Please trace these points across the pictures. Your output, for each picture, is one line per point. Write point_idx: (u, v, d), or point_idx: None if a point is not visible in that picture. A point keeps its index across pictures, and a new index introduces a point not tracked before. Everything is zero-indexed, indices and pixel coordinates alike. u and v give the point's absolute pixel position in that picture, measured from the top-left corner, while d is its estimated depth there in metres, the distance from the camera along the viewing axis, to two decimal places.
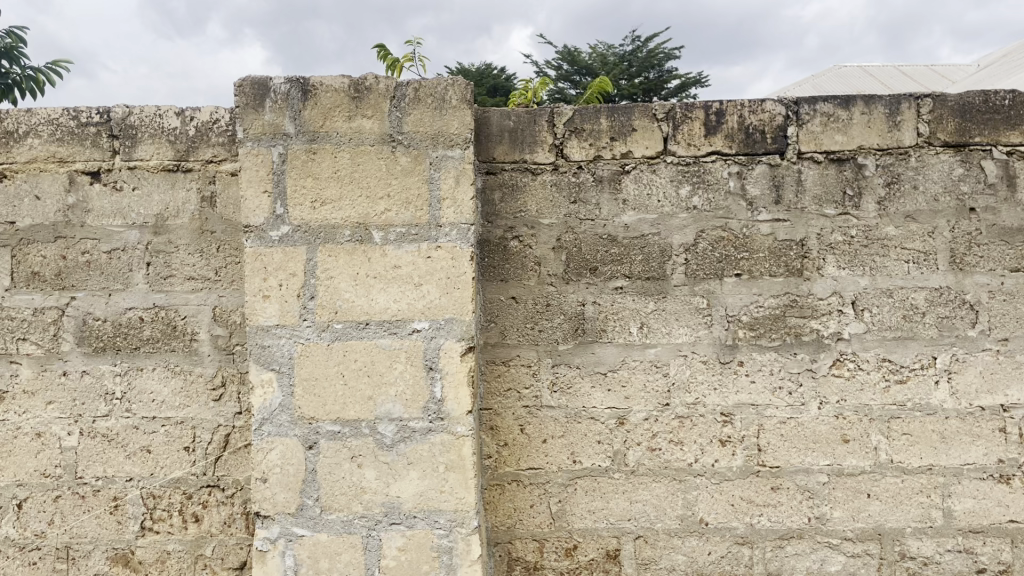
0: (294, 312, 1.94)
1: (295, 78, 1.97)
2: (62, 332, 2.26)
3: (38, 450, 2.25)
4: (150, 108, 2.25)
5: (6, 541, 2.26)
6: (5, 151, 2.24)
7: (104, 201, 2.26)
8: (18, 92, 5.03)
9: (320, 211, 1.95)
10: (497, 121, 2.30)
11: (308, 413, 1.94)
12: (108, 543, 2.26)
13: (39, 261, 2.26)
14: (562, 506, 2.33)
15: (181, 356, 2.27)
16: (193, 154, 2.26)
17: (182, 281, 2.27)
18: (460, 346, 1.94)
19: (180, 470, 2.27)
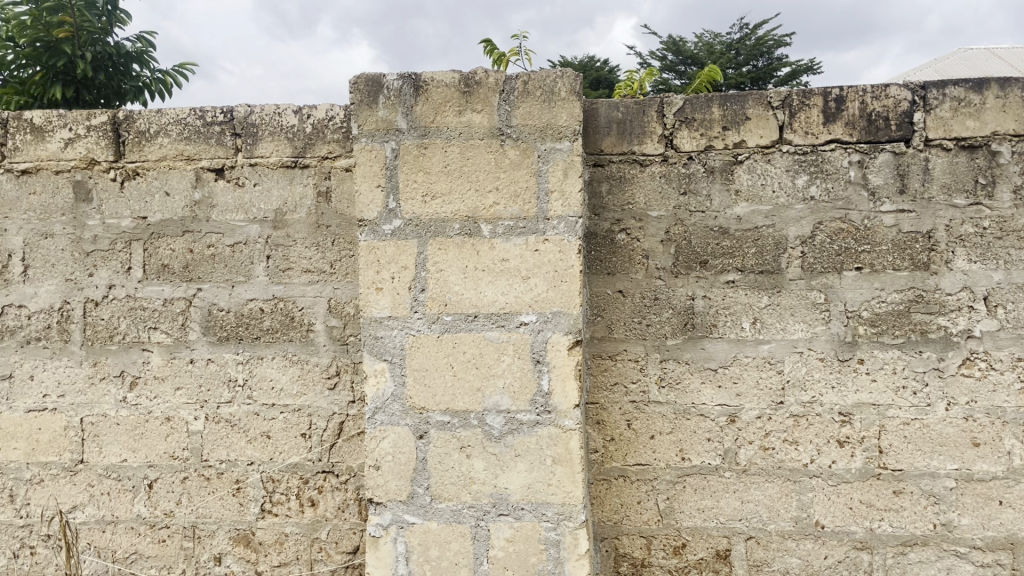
0: (405, 303, 1.98)
1: (407, 74, 2.00)
2: (190, 321, 2.38)
3: (168, 434, 2.38)
4: (270, 107, 2.35)
5: (138, 519, 2.38)
6: (138, 150, 2.37)
7: (228, 197, 2.37)
8: (148, 94, 5.32)
9: (431, 205, 1.98)
10: (605, 113, 2.27)
11: (418, 402, 1.98)
12: (230, 523, 2.37)
13: (168, 255, 2.38)
14: (670, 504, 2.29)
15: (299, 345, 2.36)
16: (310, 151, 2.34)
17: (299, 274, 2.36)
18: (567, 340, 1.94)
19: (297, 456, 2.35)
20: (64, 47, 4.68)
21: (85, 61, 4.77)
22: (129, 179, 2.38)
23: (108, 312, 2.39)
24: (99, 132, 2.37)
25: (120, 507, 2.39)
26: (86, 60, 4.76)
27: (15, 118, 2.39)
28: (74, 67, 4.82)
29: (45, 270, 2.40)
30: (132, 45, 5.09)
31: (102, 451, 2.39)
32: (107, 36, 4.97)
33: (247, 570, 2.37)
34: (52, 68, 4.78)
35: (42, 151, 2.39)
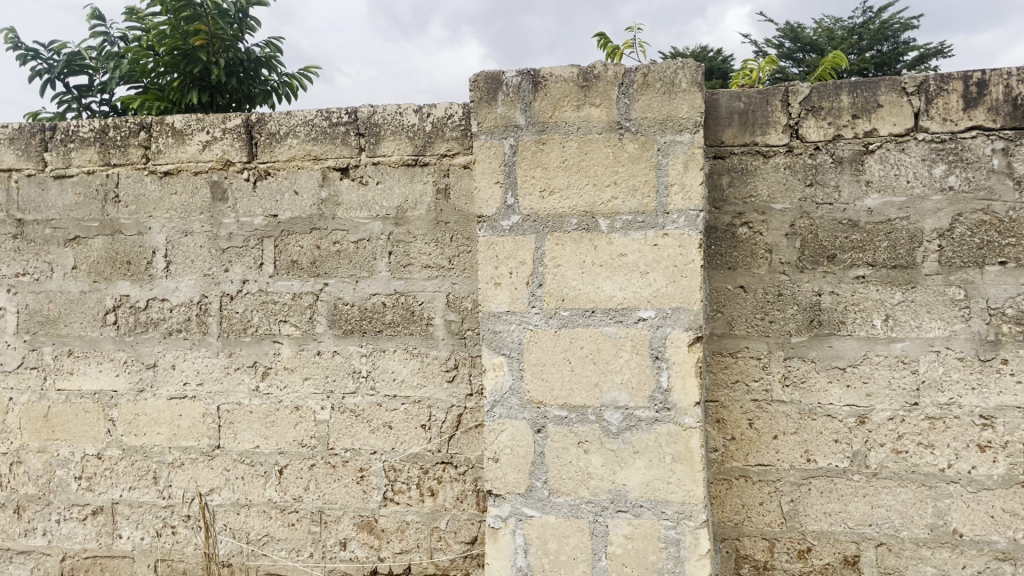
0: (523, 298, 2.00)
1: (526, 71, 2.01)
2: (317, 315, 2.48)
3: (297, 422, 2.49)
4: (392, 107, 2.41)
5: (269, 502, 2.50)
6: (270, 151, 2.49)
7: (352, 195, 2.45)
8: (276, 97, 5.57)
9: (549, 200, 1.99)
10: (726, 104, 2.21)
11: (536, 397, 1.99)
12: (355, 510, 2.45)
13: (296, 251, 2.49)
14: (794, 506, 2.22)
15: (419, 339, 2.42)
16: (430, 149, 2.39)
17: (419, 269, 2.42)
18: (688, 336, 1.90)
19: (418, 446, 2.42)
20: (200, 55, 4.94)
21: (218, 67, 5.03)
22: (261, 179, 2.50)
23: (242, 306, 2.52)
24: (233, 135, 2.50)
25: (253, 491, 2.51)
26: (219, 66, 5.01)
27: (158, 123, 2.54)
28: (209, 73, 5.09)
29: (185, 265, 2.55)
30: (260, 51, 5.33)
31: (237, 437, 2.52)
32: (238, 43, 5.21)
33: (370, 555, 2.45)
34: (189, 74, 5.06)
35: (183, 154, 2.53)
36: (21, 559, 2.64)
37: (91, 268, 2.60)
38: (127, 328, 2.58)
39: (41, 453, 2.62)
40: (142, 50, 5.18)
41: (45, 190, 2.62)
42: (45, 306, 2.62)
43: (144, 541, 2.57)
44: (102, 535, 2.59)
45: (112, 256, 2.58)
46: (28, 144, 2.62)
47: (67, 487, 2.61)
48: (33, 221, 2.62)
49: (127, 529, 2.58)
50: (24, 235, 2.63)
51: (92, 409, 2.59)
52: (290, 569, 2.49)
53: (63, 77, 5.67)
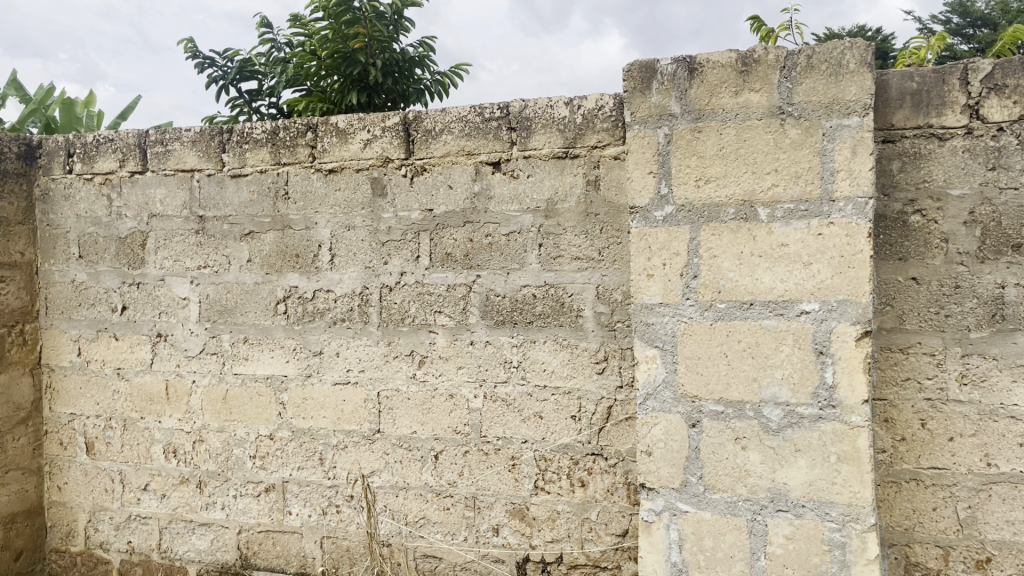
0: (677, 290, 1.96)
1: (682, 58, 1.97)
2: (470, 306, 2.54)
3: (451, 410, 2.56)
4: (543, 100, 2.43)
5: (426, 486, 2.59)
6: (425, 147, 2.56)
7: (504, 188, 2.49)
8: (429, 95, 5.74)
9: (705, 189, 1.94)
10: (897, 84, 2.08)
11: (691, 390, 1.95)
12: (507, 497, 2.50)
13: (451, 244, 2.55)
14: (972, 513, 2.08)
15: (569, 330, 2.43)
16: (580, 140, 2.39)
17: (570, 261, 2.43)
18: (855, 330, 1.81)
19: (568, 437, 2.44)
20: (359, 57, 5.17)
21: (376, 68, 5.24)
22: (417, 175, 2.58)
23: (400, 297, 2.62)
24: (391, 132, 2.60)
25: (410, 474, 2.61)
26: (377, 67, 5.23)
27: (323, 123, 2.68)
28: (367, 74, 5.31)
29: (347, 258, 2.68)
30: (414, 50, 5.50)
31: (395, 423, 2.62)
32: (393, 43, 5.41)
33: (523, 542, 2.49)
34: (349, 76, 5.31)
35: (346, 152, 2.65)
36: (203, 530, 2.86)
37: (263, 261, 2.77)
38: (296, 317, 2.74)
39: (220, 433, 2.83)
40: (306, 54, 5.48)
41: (222, 189, 2.81)
42: (223, 296, 2.82)
43: (312, 518, 2.72)
44: (273, 511, 2.77)
45: (282, 249, 2.75)
46: (208, 146, 2.82)
47: (243, 465, 2.80)
48: (213, 218, 2.83)
49: (295, 506, 2.74)
50: (205, 231, 2.84)
51: (265, 392, 2.77)
52: (446, 552, 2.57)
53: (235, 82, 6.08)
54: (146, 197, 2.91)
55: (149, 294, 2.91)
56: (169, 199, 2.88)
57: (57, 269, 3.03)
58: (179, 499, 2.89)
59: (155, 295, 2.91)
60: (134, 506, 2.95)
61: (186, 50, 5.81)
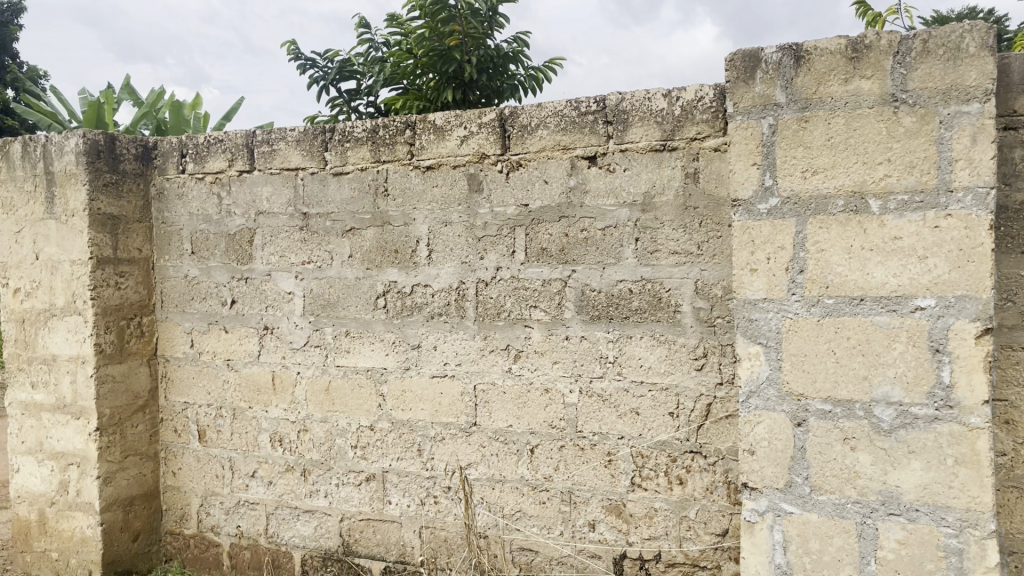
0: (782, 285, 1.90)
1: (788, 46, 1.91)
2: (565, 300, 2.53)
3: (546, 404, 2.56)
4: (640, 92, 2.40)
5: (522, 480, 2.61)
6: (521, 142, 2.57)
7: (600, 182, 2.47)
8: (523, 91, 5.76)
9: (812, 180, 1.88)
10: (1020, 67, 1.96)
11: (797, 388, 1.89)
12: (604, 493, 2.49)
13: (546, 239, 2.55)
14: None
15: (666, 325, 2.40)
16: (679, 133, 2.35)
17: (667, 255, 2.39)
18: (974, 328, 1.72)
19: (665, 434, 2.41)
20: (455, 54, 5.24)
21: (471, 65, 5.30)
22: (513, 170, 2.59)
23: (496, 292, 2.63)
24: (488, 128, 2.62)
25: (507, 468, 2.63)
26: (472, 64, 5.28)
27: (421, 121, 2.72)
28: (462, 71, 5.36)
29: (445, 253, 2.71)
30: (508, 46, 5.53)
31: (492, 416, 2.64)
32: (488, 40, 5.46)
33: (619, 539, 2.48)
34: (444, 73, 5.37)
35: (443, 148, 2.69)
36: (307, 517, 2.95)
37: (364, 257, 2.84)
38: (395, 311, 2.79)
39: (323, 423, 2.91)
40: (403, 53, 5.58)
41: (325, 186, 2.90)
42: (326, 291, 2.91)
43: (411, 508, 2.78)
44: (374, 500, 2.84)
45: (381, 245, 2.81)
46: (311, 145, 2.91)
47: (345, 454, 2.88)
48: (316, 215, 2.92)
49: (395, 496, 2.80)
50: (308, 227, 2.93)
51: (365, 384, 2.84)
52: (542, 546, 2.58)
53: (335, 83, 6.24)
54: (253, 195, 3.03)
55: (257, 289, 3.03)
56: (275, 197, 2.99)
57: (171, 264, 3.18)
58: (284, 486, 2.99)
59: (262, 290, 3.02)
60: (243, 492, 3.07)
61: (289, 53, 6.00)
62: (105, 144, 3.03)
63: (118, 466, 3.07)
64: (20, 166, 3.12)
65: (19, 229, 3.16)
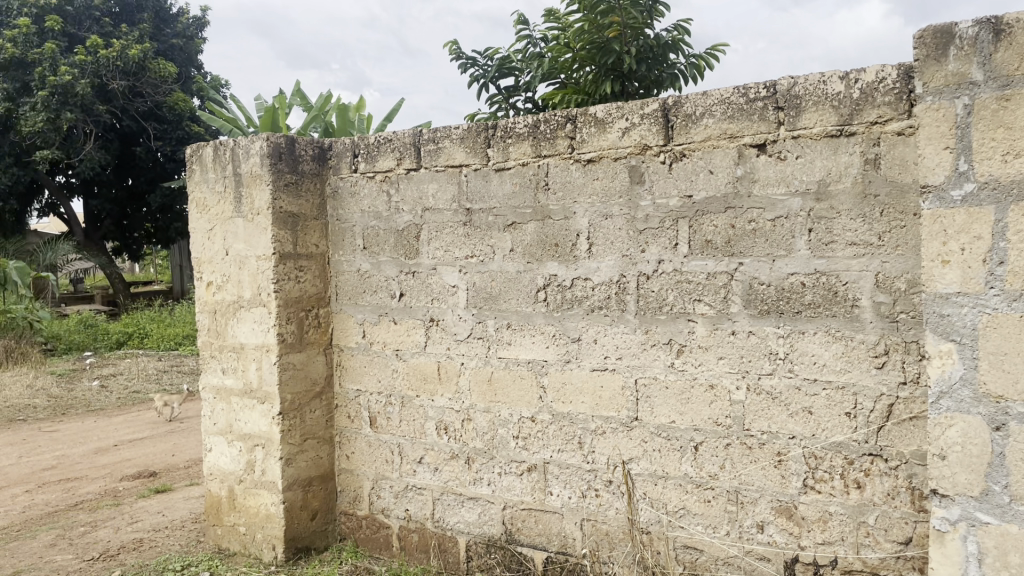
0: (979, 278, 1.76)
1: (986, 19, 1.76)
2: (732, 294, 2.46)
3: (712, 400, 2.50)
4: (814, 76, 2.29)
5: (686, 477, 2.56)
6: (686, 132, 2.52)
7: (770, 171, 2.38)
8: (683, 80, 5.65)
9: (1014, 164, 1.73)
10: None
11: (995, 390, 1.75)
12: (773, 494, 2.41)
13: (711, 230, 2.49)
14: None
15: (843, 321, 2.28)
16: (858, 117, 2.23)
17: (844, 247, 2.27)
18: None
19: (841, 435, 2.29)
20: (614, 45, 5.22)
21: (630, 55, 5.26)
22: (677, 161, 2.54)
23: (658, 285, 2.59)
24: (651, 119, 2.58)
25: (670, 464, 2.59)
26: (631, 54, 5.24)
27: (582, 114, 2.72)
28: (622, 63, 5.34)
29: (606, 246, 2.70)
30: (668, 35, 5.45)
31: (654, 411, 2.61)
32: (648, 30, 5.40)
33: (791, 542, 2.39)
34: (604, 66, 5.37)
35: (604, 141, 2.67)
36: (471, 504, 3.04)
37: (525, 251, 2.88)
38: (556, 305, 2.81)
39: (487, 413, 2.98)
40: (561, 47, 5.62)
41: (487, 182, 2.95)
42: (489, 284, 2.97)
43: (572, 500, 2.79)
44: (535, 491, 2.87)
45: (543, 239, 2.83)
46: (475, 142, 2.97)
47: (507, 444, 2.94)
48: (479, 210, 2.98)
49: (557, 487, 2.82)
50: (472, 222, 3.00)
51: (527, 375, 2.88)
52: (707, 545, 2.53)
53: (494, 80, 6.36)
54: (419, 192, 3.14)
55: (423, 282, 3.14)
56: (440, 193, 3.08)
57: (345, 259, 3.36)
58: (450, 473, 3.09)
59: (428, 283, 3.12)
60: (411, 477, 3.20)
61: (450, 52, 6.16)
62: (286, 146, 3.23)
63: (298, 448, 3.28)
64: (212, 169, 3.38)
65: (211, 227, 3.42)
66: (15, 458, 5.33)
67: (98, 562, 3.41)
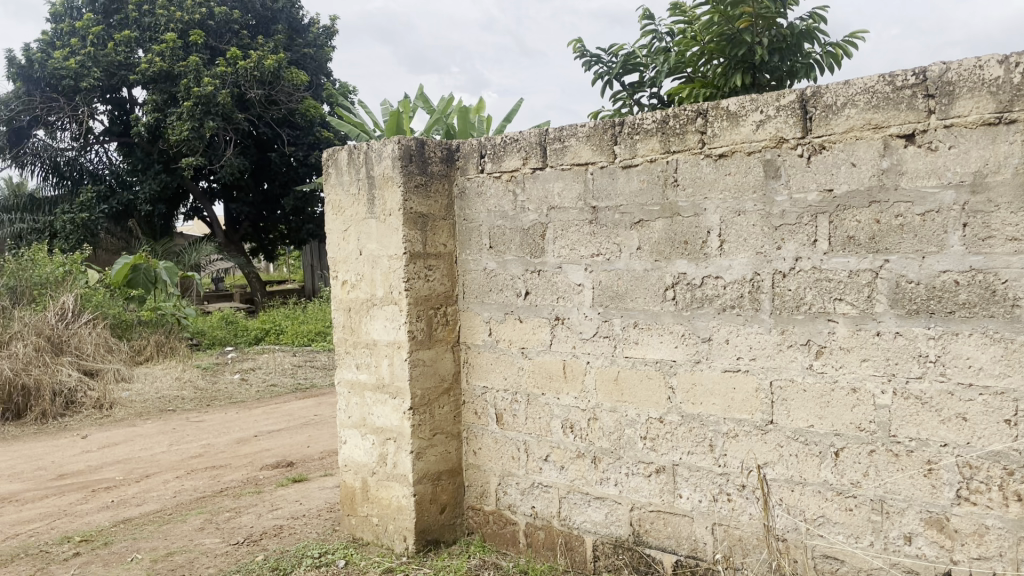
0: None
1: None
2: (877, 293, 2.34)
3: (854, 404, 2.39)
4: (969, 61, 2.16)
5: (825, 484, 2.46)
6: (826, 123, 2.41)
7: (919, 162, 2.25)
8: (820, 70, 5.44)
9: None
10: None
11: None
12: (922, 504, 2.28)
13: (854, 226, 2.38)
14: None
15: (1002, 322, 2.13)
16: (1019, 103, 2.08)
17: (1003, 242, 2.12)
18: None
19: (1000, 444, 2.14)
20: (746, 36, 5.10)
21: (762, 46, 5.11)
22: (816, 154, 2.44)
23: (796, 283, 2.50)
24: (787, 111, 2.49)
25: (808, 470, 2.49)
26: (764, 45, 5.09)
27: (714, 108, 2.65)
28: (753, 54, 5.20)
29: (739, 244, 2.62)
30: (803, 24, 5.26)
31: (791, 415, 2.52)
32: (781, 19, 5.23)
33: (942, 556, 2.25)
34: (735, 58, 5.24)
35: (737, 135, 2.60)
36: (598, 504, 3.02)
37: (653, 249, 2.83)
38: (685, 304, 2.76)
39: (613, 412, 2.96)
40: (688, 41, 5.52)
41: (615, 179, 2.92)
42: (615, 283, 2.94)
43: (703, 503, 2.73)
44: (665, 493, 2.83)
45: (671, 236, 2.78)
46: (602, 140, 2.95)
47: (635, 444, 2.90)
48: (605, 208, 2.96)
49: (686, 489, 2.77)
50: (598, 220, 2.98)
51: (655, 375, 2.84)
52: (849, 555, 2.42)
53: (618, 77, 6.31)
54: (546, 191, 3.14)
55: (549, 281, 3.14)
56: (566, 191, 3.07)
57: (472, 258, 3.41)
58: (577, 472, 3.08)
59: (554, 282, 3.13)
60: (537, 474, 3.21)
61: (574, 51, 6.15)
62: (416, 148, 3.31)
63: (428, 443, 3.35)
64: (347, 172, 3.51)
65: (345, 228, 3.55)
66: (167, 446, 5.71)
67: (243, 546, 3.60)
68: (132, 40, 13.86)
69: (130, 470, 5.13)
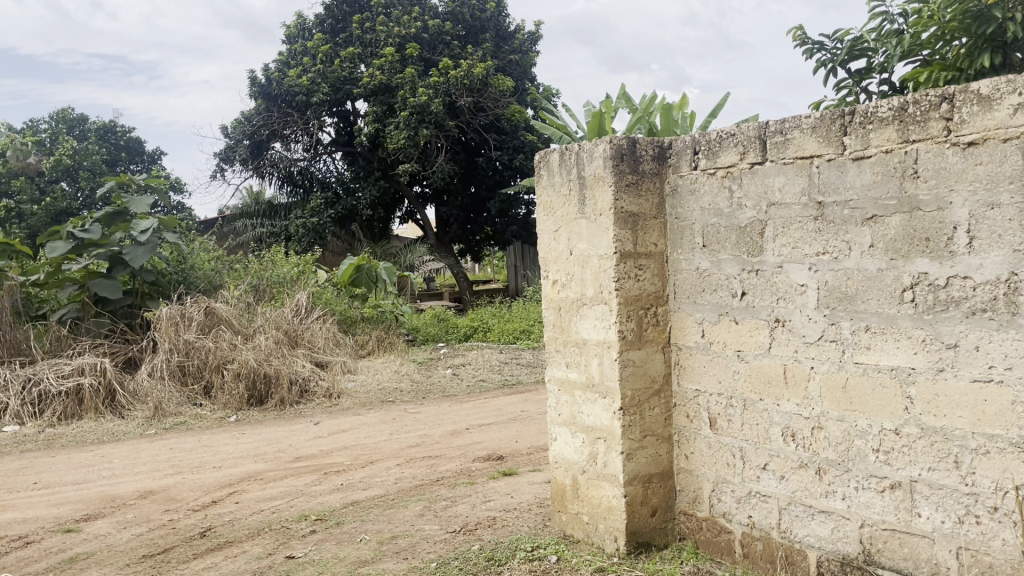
0: None
1: None
2: None
3: None
4: None
5: None
6: None
7: None
8: None
9: None
10: None
11: None
12: None
13: None
14: None
15: None
16: None
17: None
18: None
19: None
20: (996, 12, 4.64)
21: (1017, 22, 4.63)
22: None
23: None
24: None
25: None
26: (1018, 20, 4.63)
27: (962, 92, 2.42)
28: (1004, 31, 4.73)
29: (991, 241, 2.37)
30: None
31: None
32: None
33: None
34: (981, 36, 4.78)
35: (990, 121, 2.36)
36: (823, 518, 2.85)
37: (888, 247, 2.63)
38: (926, 306, 2.53)
39: (840, 422, 2.78)
40: (926, 21, 5.11)
41: (844, 172, 2.75)
42: (844, 283, 2.76)
43: (946, 525, 2.50)
44: (900, 510, 2.62)
45: (910, 233, 2.57)
46: (829, 131, 2.78)
47: (866, 457, 2.71)
48: (832, 203, 2.79)
49: (926, 509, 2.55)
50: (824, 216, 2.82)
51: (890, 384, 2.63)
52: None
53: (843, 64, 5.94)
54: (765, 187, 3.01)
55: (768, 281, 3.01)
56: (789, 187, 2.93)
57: (684, 258, 3.33)
58: (798, 483, 2.93)
59: (774, 282, 2.99)
60: (755, 483, 3.08)
61: (793, 39, 5.87)
62: (628, 148, 3.29)
63: (639, 444, 3.32)
64: (559, 173, 3.55)
65: (557, 228, 3.60)
66: (388, 434, 6.08)
67: (460, 535, 3.75)
68: (355, 56, 14.93)
69: (356, 455, 5.52)
